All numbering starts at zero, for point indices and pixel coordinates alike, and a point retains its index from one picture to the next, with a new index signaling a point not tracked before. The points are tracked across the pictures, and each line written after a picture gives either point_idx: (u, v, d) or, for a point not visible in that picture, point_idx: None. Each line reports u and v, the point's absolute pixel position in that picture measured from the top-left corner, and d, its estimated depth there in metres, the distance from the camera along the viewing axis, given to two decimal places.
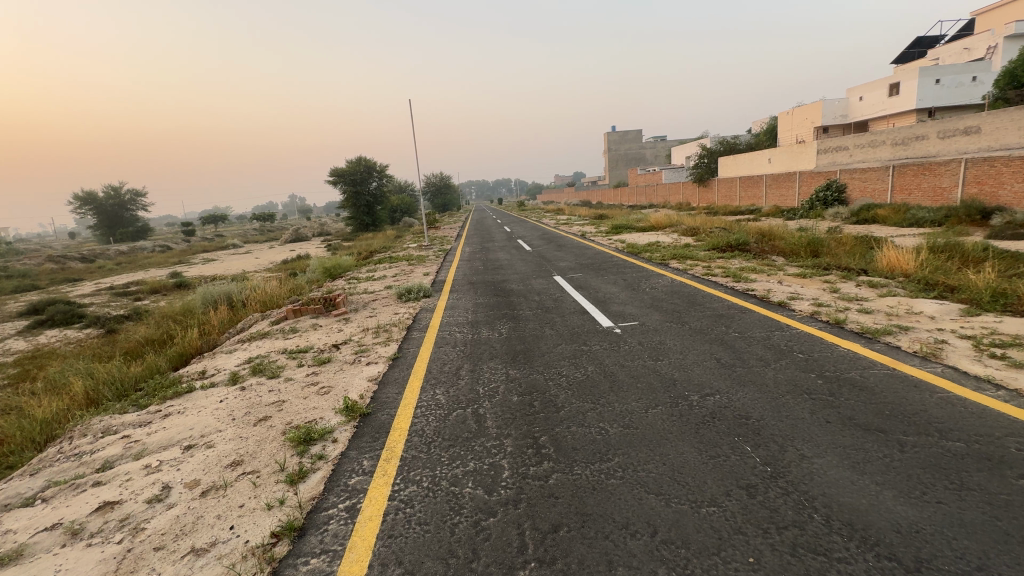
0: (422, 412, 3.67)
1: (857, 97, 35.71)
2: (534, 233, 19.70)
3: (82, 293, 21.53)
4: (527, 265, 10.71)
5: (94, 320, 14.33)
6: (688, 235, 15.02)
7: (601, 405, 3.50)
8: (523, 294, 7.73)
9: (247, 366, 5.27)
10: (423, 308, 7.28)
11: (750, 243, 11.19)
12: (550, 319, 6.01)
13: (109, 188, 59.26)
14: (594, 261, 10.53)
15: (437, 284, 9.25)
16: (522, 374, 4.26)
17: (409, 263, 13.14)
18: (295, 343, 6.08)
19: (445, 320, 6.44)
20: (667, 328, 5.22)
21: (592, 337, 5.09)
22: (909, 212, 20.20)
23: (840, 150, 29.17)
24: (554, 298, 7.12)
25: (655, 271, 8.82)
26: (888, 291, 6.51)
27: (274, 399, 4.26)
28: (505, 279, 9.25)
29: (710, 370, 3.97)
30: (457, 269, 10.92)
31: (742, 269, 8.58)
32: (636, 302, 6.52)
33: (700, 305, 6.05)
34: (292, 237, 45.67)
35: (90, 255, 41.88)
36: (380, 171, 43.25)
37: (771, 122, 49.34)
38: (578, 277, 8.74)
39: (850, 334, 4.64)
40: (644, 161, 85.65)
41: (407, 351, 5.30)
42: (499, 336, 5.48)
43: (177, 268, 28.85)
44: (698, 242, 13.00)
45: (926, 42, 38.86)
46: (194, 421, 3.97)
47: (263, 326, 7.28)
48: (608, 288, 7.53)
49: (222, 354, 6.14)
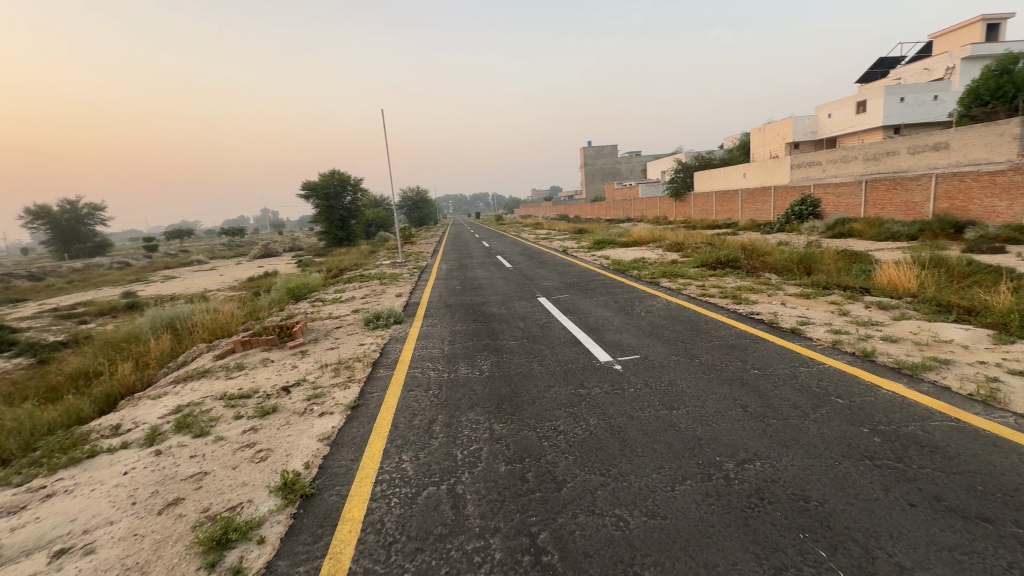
0: (382, 492, 2.83)
1: (825, 114, 36.63)
2: (513, 249, 19.03)
3: (22, 315, 19.71)
4: (509, 284, 9.96)
5: (26, 348, 12.86)
6: (673, 250, 14.59)
7: (613, 479, 2.74)
8: (505, 319, 6.96)
9: (173, 419, 4.31)
10: (393, 338, 6.43)
11: (740, 260, 10.72)
12: (538, 351, 5.27)
13: (65, 202, 56.17)
14: (580, 280, 9.86)
15: (410, 308, 8.39)
16: (509, 430, 3.46)
17: (381, 283, 12.20)
18: (238, 385, 5.13)
19: (417, 353, 5.61)
20: (674, 363, 4.53)
21: (589, 377, 4.34)
22: (884, 226, 20.35)
23: (813, 165, 29.66)
24: (541, 325, 6.38)
25: (647, 291, 8.18)
26: (902, 314, 6.00)
27: (193, 470, 3.33)
28: (486, 301, 8.47)
29: (738, 424, 3.26)
30: (434, 290, 10.11)
31: (739, 289, 8.03)
32: (633, 329, 5.83)
33: (705, 333, 5.40)
34: (261, 253, 43.86)
35: (39, 273, 39.20)
36: (355, 184, 42.17)
37: (743, 138, 50.47)
38: (564, 299, 8.03)
39: (887, 370, 4.02)
40: (620, 176, 86.61)
41: (370, 397, 4.43)
42: (480, 375, 4.69)
43: (133, 287, 26.98)
44: (685, 258, 12.49)
45: (888, 62, 40.37)
46: (81, 507, 3.01)
47: (205, 361, 6.28)
48: (598, 312, 6.84)
49: (149, 398, 5.13)
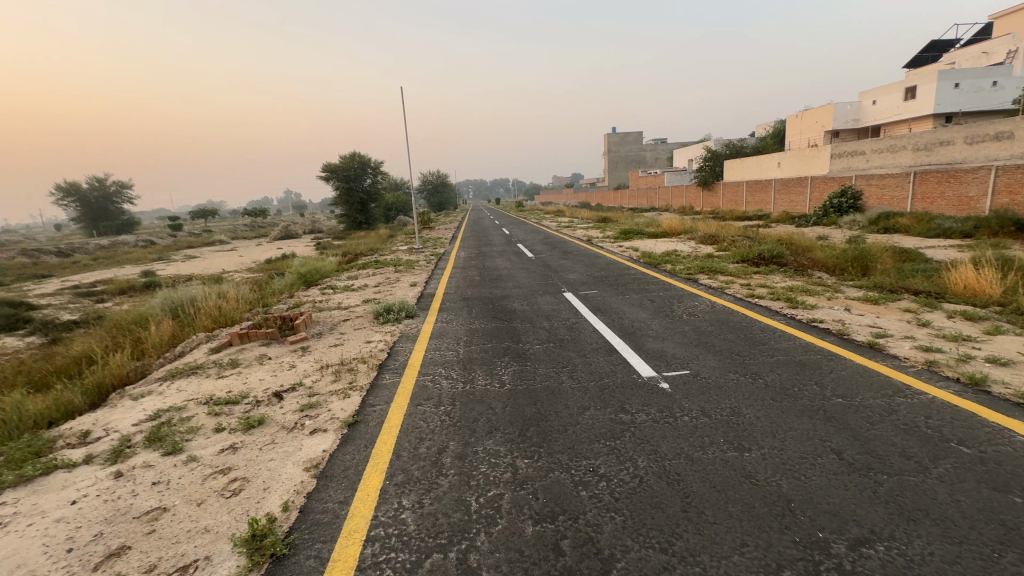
0: (373, 559, 2.17)
1: (870, 100, 34.47)
2: (535, 237, 18.24)
3: (44, 292, 19.80)
4: (531, 276, 9.22)
5: (38, 326, 12.71)
6: (706, 243, 13.63)
7: (681, 561, 2.02)
8: (528, 317, 6.25)
9: (147, 429, 3.75)
10: (404, 336, 5.79)
11: (785, 255, 9.76)
12: (567, 360, 4.55)
13: (92, 178, 57.22)
14: (609, 274, 9.08)
15: (423, 300, 7.73)
16: (536, 470, 2.77)
17: (396, 270, 11.57)
18: (227, 388, 4.54)
19: (428, 356, 4.94)
20: (734, 385, 3.75)
21: (630, 398, 3.61)
22: (934, 221, 18.90)
23: (855, 155, 27.90)
24: (569, 327, 5.65)
25: (686, 289, 7.34)
26: (996, 328, 5.08)
27: (150, 506, 2.73)
28: (506, 295, 7.77)
29: (837, 481, 2.49)
30: (451, 280, 9.46)
31: (791, 290, 7.14)
32: (676, 337, 5.05)
33: (765, 345, 4.58)
34: (281, 235, 43.89)
35: (67, 249, 39.85)
36: (375, 167, 41.67)
37: (777, 125, 48.19)
38: (593, 295, 7.27)
39: (1012, 407, 3.18)
40: (645, 164, 84.30)
41: (371, 411, 3.77)
42: (500, 389, 4.00)
43: (153, 266, 27.07)
44: (722, 252, 11.53)
45: (940, 45, 37.73)
46: (9, 549, 2.44)
47: (199, 355, 5.74)
48: (634, 313, 6.06)
49: (130, 397, 4.60)
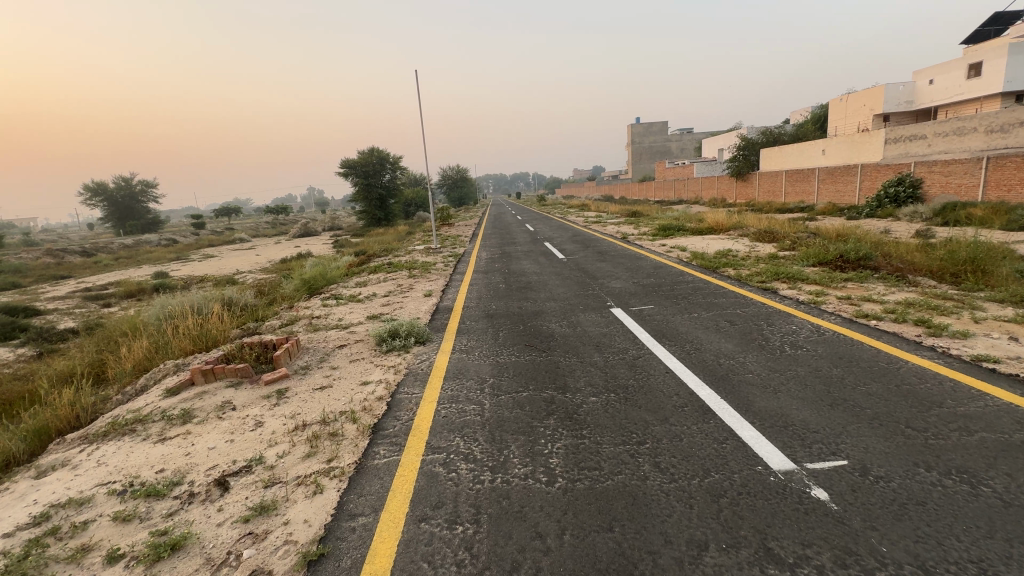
0: None
1: (926, 80, 31.97)
2: (563, 234, 16.72)
3: (56, 295, 19.24)
4: (567, 285, 7.75)
5: (31, 336, 11.85)
6: (761, 240, 11.93)
7: None
8: (571, 347, 4.79)
9: (11, 553, 2.45)
10: (411, 376, 4.39)
11: (874, 257, 8.02)
12: (642, 429, 3.08)
13: (120, 179, 57.92)
14: (660, 282, 7.54)
15: (437, 318, 6.36)
16: None
17: (409, 275, 10.25)
18: (160, 465, 3.23)
19: (442, 415, 3.54)
20: (949, 502, 2.21)
21: (774, 526, 2.14)
22: (1016, 211, 16.59)
23: (914, 140, 25.35)
24: (631, 365, 4.16)
25: (770, 305, 5.74)
26: None
27: None
28: (538, 310, 6.35)
29: None
30: (472, 290, 8.07)
31: (913, 306, 5.45)
32: (792, 386, 3.54)
33: (943, 410, 3.03)
34: (301, 232, 43.34)
35: (91, 249, 40.01)
36: (394, 162, 40.73)
37: (817, 111, 45.24)
38: (652, 313, 5.76)
39: None
40: (670, 154, 81.27)
41: (346, 532, 2.37)
42: (548, 488, 2.56)
43: (169, 266, 26.49)
44: (787, 253, 9.83)
45: (1006, 18, 34.52)
46: None
47: (151, 398, 4.47)
48: (715, 344, 4.55)
49: (34, 473, 3.33)
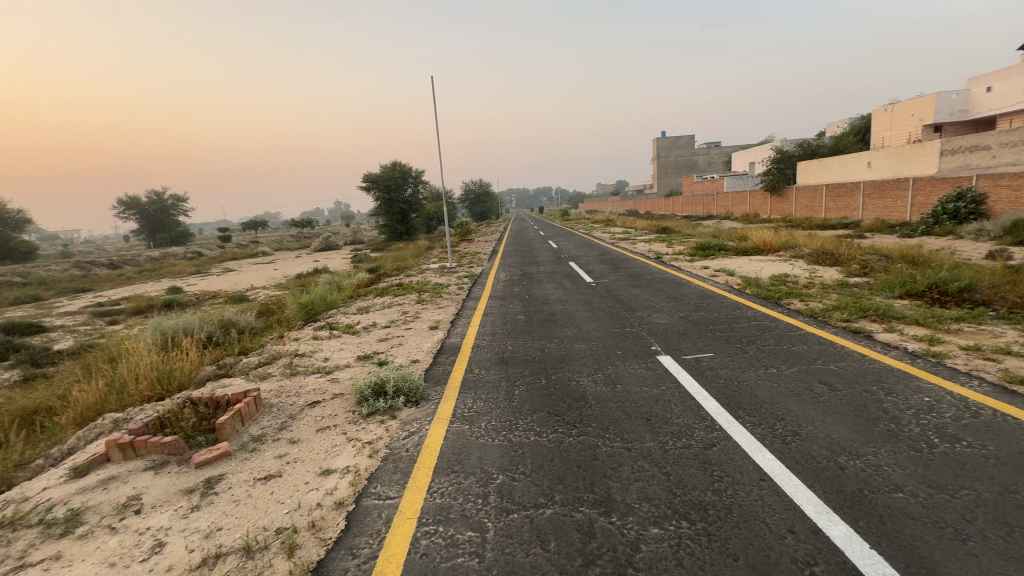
0: None
1: (983, 88, 29.86)
2: (590, 253, 15.48)
3: (70, 310, 18.87)
4: (599, 319, 6.46)
5: (21, 357, 11.11)
6: (819, 262, 10.43)
7: None
8: (613, 421, 3.50)
9: None
10: (390, 466, 3.14)
11: (981, 290, 6.46)
12: None
13: (153, 193, 59.40)
14: (712, 317, 6.17)
15: (441, 363, 5.15)
16: None
17: (417, 300, 9.15)
18: None
19: (419, 556, 2.27)
20: None
21: None
22: None
23: (974, 152, 23.26)
24: (703, 463, 2.85)
25: (874, 359, 4.31)
26: None
27: None
28: (564, 356, 5.07)
29: None
30: (486, 323, 6.84)
31: None
32: (988, 525, 2.16)
33: None
34: (322, 246, 43.14)
35: (119, 261, 40.63)
36: (416, 176, 40.32)
37: (858, 124, 43.03)
38: (716, 366, 4.42)
39: None
40: (696, 168, 79.12)
41: None
42: None
43: (186, 280, 26.20)
44: (859, 279, 8.32)
45: None
46: None
47: (52, 481, 3.37)
48: (819, 425, 3.19)
49: None
